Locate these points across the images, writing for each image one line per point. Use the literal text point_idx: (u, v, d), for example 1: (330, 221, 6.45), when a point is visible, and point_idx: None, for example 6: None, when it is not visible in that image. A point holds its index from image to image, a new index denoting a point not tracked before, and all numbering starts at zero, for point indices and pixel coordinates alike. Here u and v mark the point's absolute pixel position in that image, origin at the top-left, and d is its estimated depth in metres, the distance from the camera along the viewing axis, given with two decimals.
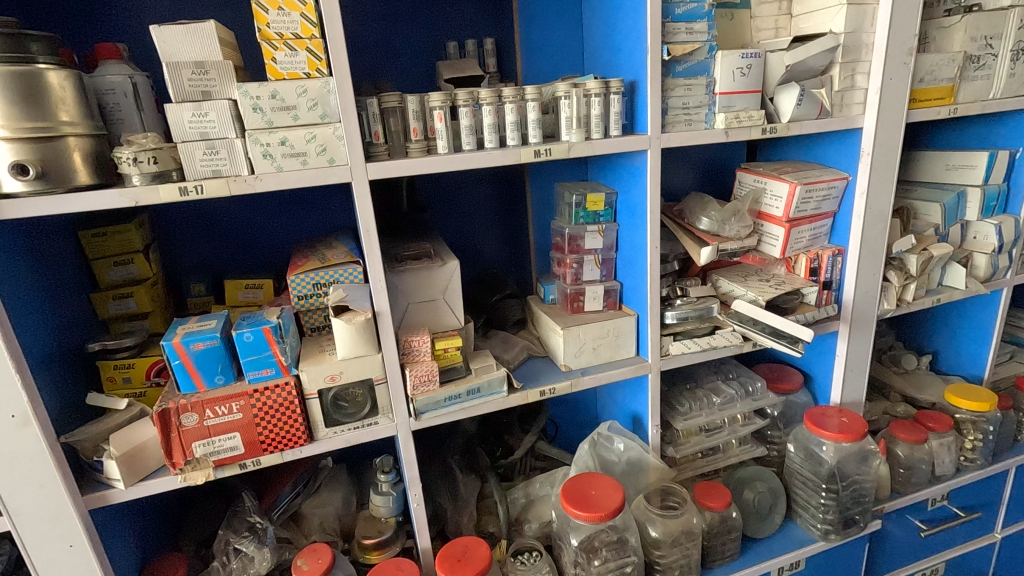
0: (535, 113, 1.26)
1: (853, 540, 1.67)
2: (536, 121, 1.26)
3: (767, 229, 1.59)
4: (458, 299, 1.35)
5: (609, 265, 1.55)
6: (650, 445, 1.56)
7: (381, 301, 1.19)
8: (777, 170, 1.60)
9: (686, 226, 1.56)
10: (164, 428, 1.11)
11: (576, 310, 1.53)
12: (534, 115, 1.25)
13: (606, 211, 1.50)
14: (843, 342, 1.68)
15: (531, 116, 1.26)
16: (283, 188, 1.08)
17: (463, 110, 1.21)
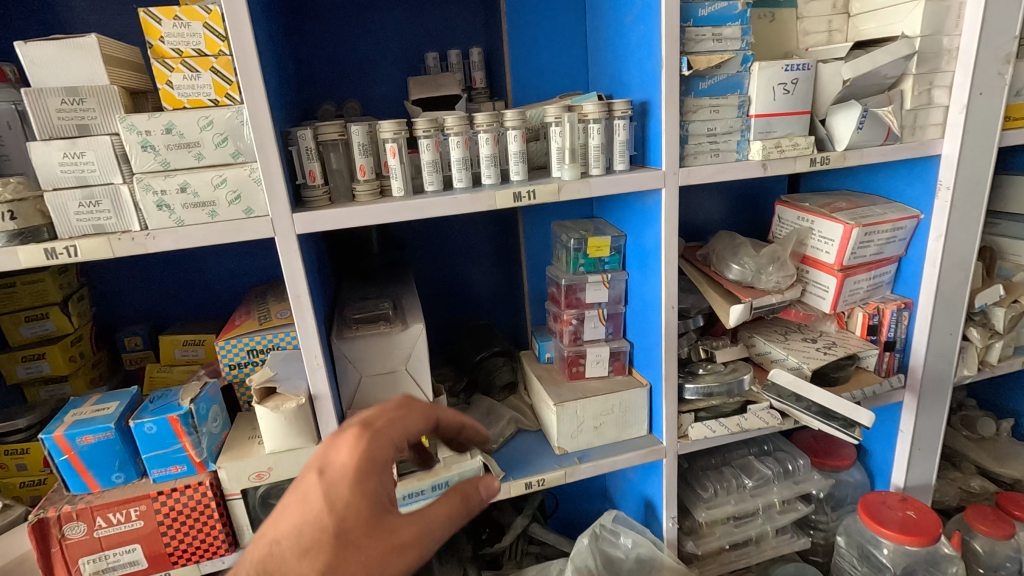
0: (518, 144, 1.00)
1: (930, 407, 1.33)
2: (519, 153, 1.00)
3: (815, 278, 1.29)
4: (425, 369, 1.10)
5: (616, 320, 1.28)
6: (664, 542, 1.28)
7: (319, 382, 0.95)
8: (828, 205, 1.29)
9: (713, 275, 1.27)
10: (41, 542, 0.90)
11: (575, 375, 1.27)
12: (516, 146, 1.00)
13: (612, 257, 1.23)
14: (909, 416, 1.36)
15: (513, 148, 1.00)
16: (185, 248, 0.85)
17: (425, 142, 0.95)
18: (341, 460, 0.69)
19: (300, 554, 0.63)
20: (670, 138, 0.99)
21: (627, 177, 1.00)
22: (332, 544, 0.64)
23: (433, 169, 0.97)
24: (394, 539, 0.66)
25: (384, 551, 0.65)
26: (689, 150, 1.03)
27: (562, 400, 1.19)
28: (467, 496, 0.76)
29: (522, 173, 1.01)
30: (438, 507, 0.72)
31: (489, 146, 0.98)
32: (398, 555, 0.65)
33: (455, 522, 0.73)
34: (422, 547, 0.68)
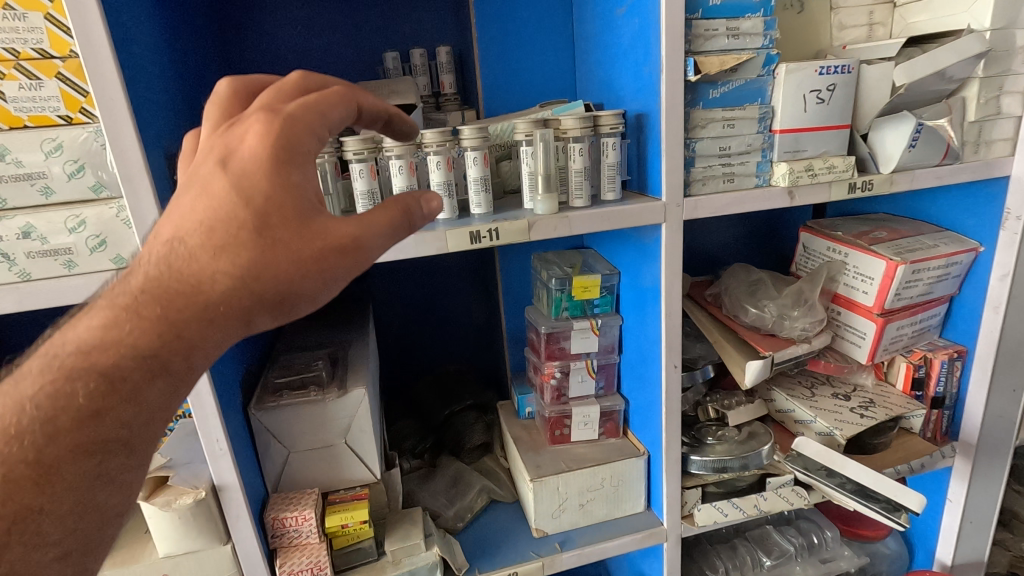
0: (479, 168, 0.79)
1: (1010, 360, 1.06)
2: (480, 180, 0.80)
3: (848, 321, 1.07)
4: (369, 441, 0.90)
5: (608, 372, 1.07)
6: None
7: (224, 471, 0.75)
8: (865, 234, 1.07)
9: (726, 318, 1.05)
10: None
11: (558, 440, 1.06)
12: (477, 171, 0.79)
13: (603, 299, 1.02)
14: (961, 485, 1.13)
15: (471, 173, 0.79)
16: (31, 309, 0.65)
17: (356, 168, 0.75)
18: (245, 148, 0.50)
19: (208, 272, 0.48)
20: (672, 161, 0.78)
21: (617, 210, 0.79)
22: (243, 250, 0.48)
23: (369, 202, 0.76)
24: (331, 253, 0.51)
25: (320, 282, 0.51)
26: (697, 175, 0.81)
27: (540, 474, 0.98)
28: (411, 229, 0.57)
29: (484, 206, 0.81)
30: (374, 215, 0.54)
31: (440, 172, 0.78)
32: (341, 257, 0.51)
33: (396, 234, 0.56)
34: (363, 246, 0.52)
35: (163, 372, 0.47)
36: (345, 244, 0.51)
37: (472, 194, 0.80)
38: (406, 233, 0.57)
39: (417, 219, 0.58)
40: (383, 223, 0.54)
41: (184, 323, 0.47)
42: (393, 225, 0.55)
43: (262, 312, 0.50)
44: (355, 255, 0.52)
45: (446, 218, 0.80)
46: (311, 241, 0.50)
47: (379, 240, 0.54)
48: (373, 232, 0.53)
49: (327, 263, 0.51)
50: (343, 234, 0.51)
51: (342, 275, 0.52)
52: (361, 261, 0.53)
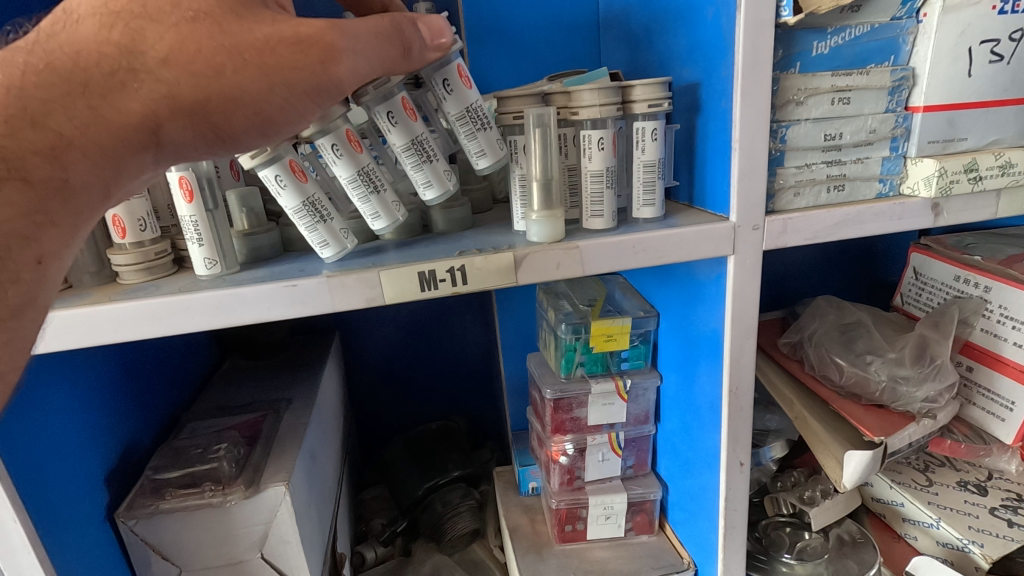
0: (459, 96, 0.49)
1: None
2: (467, 116, 0.49)
3: (986, 384, 0.75)
4: (297, 554, 0.62)
5: (641, 447, 0.78)
6: None
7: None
8: (1013, 259, 0.75)
9: (808, 379, 0.75)
10: None
11: (569, 538, 0.77)
12: (460, 104, 0.49)
13: (633, 350, 0.73)
14: None
15: (451, 116, 0.49)
16: None
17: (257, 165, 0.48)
18: None
19: (91, 46, 0.36)
20: (750, 159, 0.49)
21: (658, 237, 0.50)
22: (158, 23, 0.36)
23: (322, 222, 0.49)
24: (286, 52, 0.37)
25: (283, 97, 0.38)
26: (787, 180, 0.51)
27: None
28: (408, 46, 0.42)
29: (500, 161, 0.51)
30: (356, 20, 0.40)
31: (399, 129, 0.49)
32: (303, 57, 0.38)
33: (391, 46, 0.41)
34: (331, 46, 0.38)
35: (18, 177, 0.34)
36: (318, 35, 0.38)
37: (469, 144, 0.50)
38: (405, 63, 0.42)
39: (413, 38, 0.42)
40: (373, 21, 0.40)
41: (48, 111, 0.35)
42: (388, 29, 0.41)
43: (173, 122, 0.37)
44: (331, 53, 0.38)
45: (437, 195, 0.51)
46: (268, 30, 0.38)
47: (370, 41, 0.40)
48: (359, 26, 0.40)
49: (279, 58, 0.37)
50: (310, 27, 0.38)
51: (314, 90, 0.39)
52: (336, 55, 0.38)
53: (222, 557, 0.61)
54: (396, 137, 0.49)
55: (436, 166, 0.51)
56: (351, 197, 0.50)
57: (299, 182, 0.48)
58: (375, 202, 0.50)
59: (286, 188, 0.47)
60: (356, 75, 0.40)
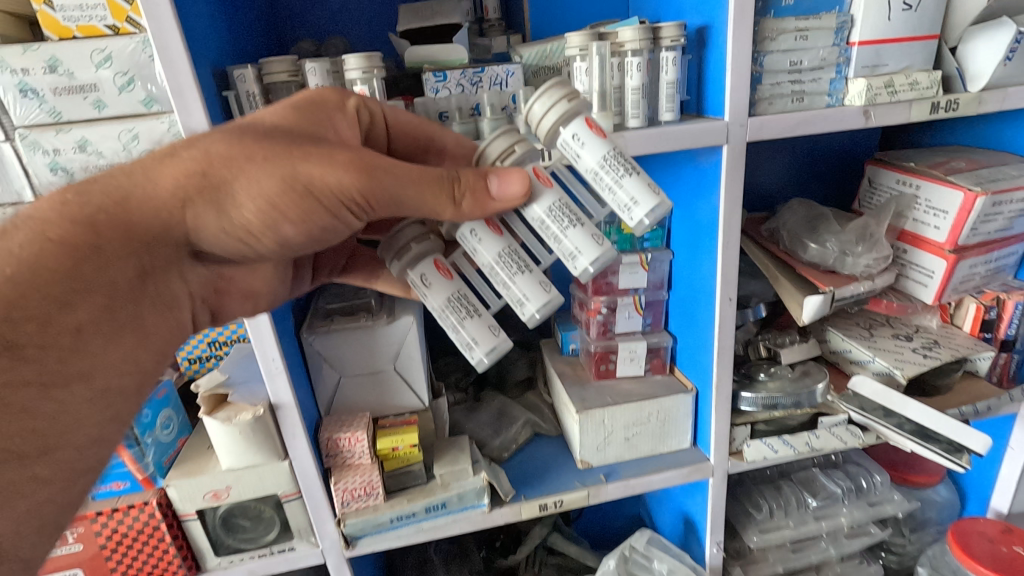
0: (594, 146, 0.58)
1: None
2: (605, 161, 0.58)
3: (913, 261, 1.02)
4: (418, 368, 0.91)
5: (656, 309, 1.04)
6: (706, 568, 1.09)
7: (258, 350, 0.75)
8: (938, 165, 1.00)
9: (783, 254, 1.01)
10: None
11: (603, 375, 1.05)
12: (597, 152, 0.58)
13: (653, 233, 0.99)
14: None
15: (589, 164, 0.58)
16: None
17: (428, 297, 0.63)
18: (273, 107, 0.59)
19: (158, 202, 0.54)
20: (738, 77, 0.73)
21: (677, 130, 0.74)
22: (221, 198, 0.54)
23: (463, 335, 0.62)
24: (339, 186, 0.54)
25: (318, 204, 0.55)
26: (763, 93, 0.76)
27: (585, 407, 0.98)
28: (457, 195, 0.55)
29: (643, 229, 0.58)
30: (421, 171, 0.55)
31: (540, 201, 0.58)
32: (359, 176, 0.53)
33: (440, 203, 0.55)
34: (375, 174, 0.54)
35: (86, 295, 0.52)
36: (375, 169, 0.54)
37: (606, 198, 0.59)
38: (455, 210, 0.56)
39: (464, 191, 0.55)
40: (434, 177, 0.55)
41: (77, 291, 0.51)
42: (446, 183, 0.55)
43: (199, 201, 0.54)
44: (381, 182, 0.54)
45: (592, 260, 0.58)
46: (354, 152, 0.54)
47: (422, 185, 0.54)
48: (416, 175, 0.54)
49: (325, 185, 0.53)
50: (376, 160, 0.54)
51: (365, 204, 0.55)
52: (389, 191, 0.54)
53: (370, 368, 0.89)
54: (536, 206, 0.58)
55: (585, 229, 0.58)
56: (504, 279, 0.60)
57: (432, 272, 0.63)
58: (521, 283, 0.59)
59: (437, 300, 0.63)
60: (405, 198, 0.54)
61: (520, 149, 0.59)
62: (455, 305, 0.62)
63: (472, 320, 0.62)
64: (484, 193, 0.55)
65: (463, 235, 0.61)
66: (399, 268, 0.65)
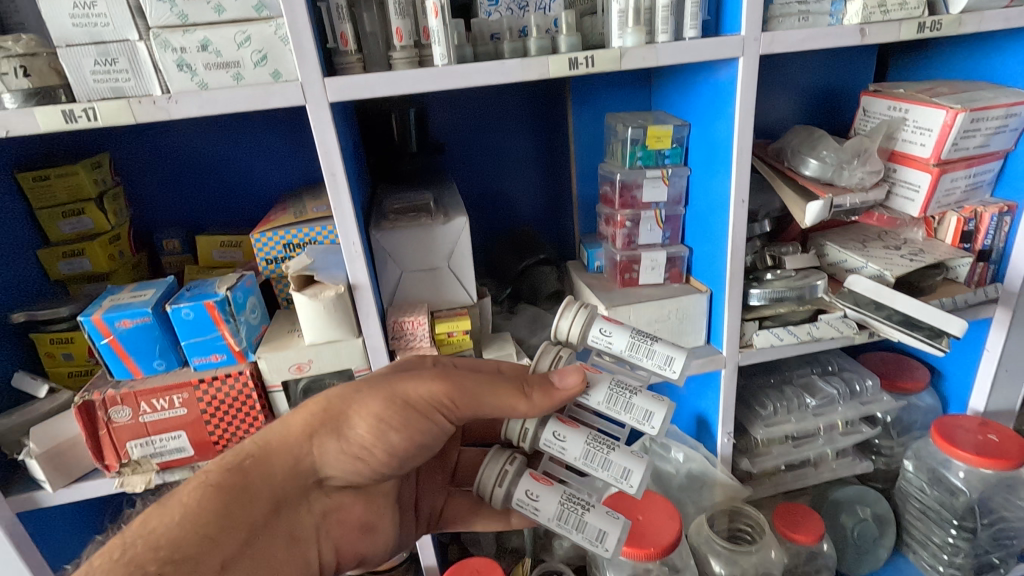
0: (619, 332, 0.83)
1: None
2: (632, 341, 0.82)
3: (904, 176, 1.14)
4: (469, 266, 1.03)
5: (675, 223, 1.17)
6: (718, 457, 1.23)
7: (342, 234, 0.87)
8: (926, 91, 1.13)
9: (787, 171, 1.14)
10: (90, 424, 0.90)
11: (627, 282, 1.17)
12: (623, 335, 0.82)
13: (673, 151, 1.11)
14: (1000, 335, 1.23)
15: (618, 346, 0.82)
16: (208, 116, 0.76)
17: (540, 507, 0.80)
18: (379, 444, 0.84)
19: (282, 470, 0.75)
20: None
21: (701, 43, 0.87)
22: (335, 461, 0.76)
23: (590, 534, 0.78)
24: (440, 405, 0.74)
25: (416, 410, 0.74)
26: (775, 13, 0.91)
27: (614, 305, 1.10)
28: (526, 389, 0.74)
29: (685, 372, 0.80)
30: (500, 386, 0.74)
31: (598, 388, 0.78)
32: (450, 410, 0.75)
33: (515, 404, 0.73)
34: (456, 391, 0.74)
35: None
36: (468, 397, 0.74)
37: (644, 364, 0.81)
38: (525, 402, 0.73)
39: (532, 386, 0.74)
40: (509, 387, 0.74)
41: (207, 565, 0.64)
42: (519, 386, 0.74)
43: (321, 433, 0.75)
44: (470, 401, 0.74)
45: (660, 406, 0.77)
46: (438, 370, 0.75)
47: (502, 404, 0.73)
48: (494, 396, 0.74)
49: (422, 405, 0.74)
50: (467, 381, 0.74)
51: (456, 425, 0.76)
52: (477, 400, 0.74)
53: (427, 264, 1.01)
54: (599, 392, 0.78)
55: (639, 395, 0.78)
56: (603, 476, 0.78)
57: (544, 492, 0.80)
58: (616, 477, 0.78)
59: (552, 510, 0.79)
60: (486, 412, 0.75)
61: (566, 354, 0.82)
62: (569, 508, 0.79)
63: (591, 516, 0.79)
64: (550, 388, 0.74)
65: (546, 447, 0.79)
66: (500, 469, 0.83)
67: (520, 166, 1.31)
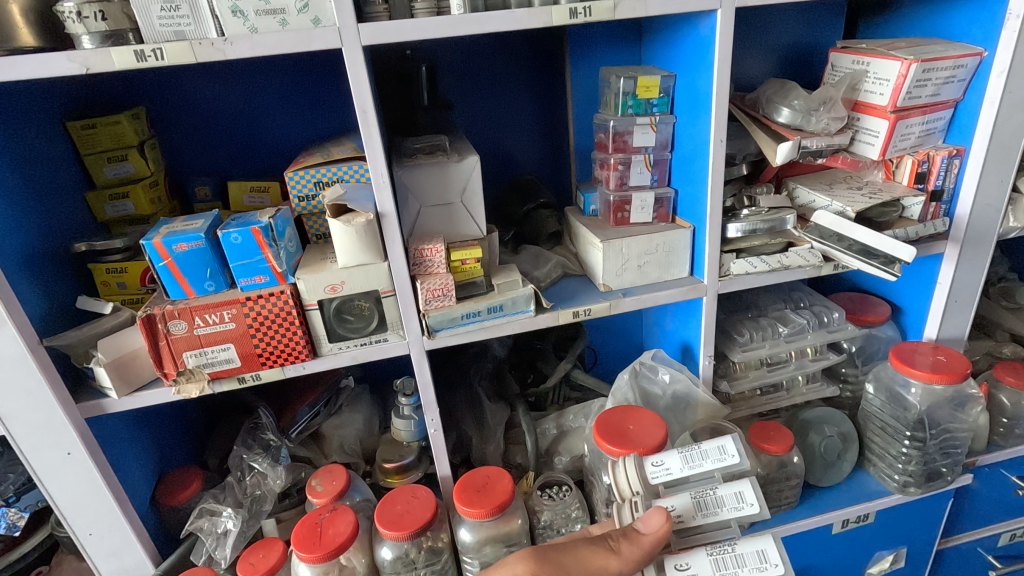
0: (667, 454, 1.10)
1: (1009, 165, 1.27)
2: (681, 450, 1.10)
3: (866, 123, 1.28)
4: (481, 202, 1.15)
5: (662, 167, 1.30)
6: (699, 379, 1.37)
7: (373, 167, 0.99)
8: (885, 46, 1.27)
9: (762, 119, 1.28)
10: (150, 336, 1.02)
11: (620, 221, 1.31)
12: (671, 452, 1.10)
13: (660, 101, 1.24)
14: (949, 267, 1.38)
15: (673, 456, 1.09)
16: (259, 56, 0.88)
17: None
18: None
19: None
20: None
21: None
22: None
23: (751, 561, 0.94)
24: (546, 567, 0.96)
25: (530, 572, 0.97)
26: None
27: (608, 239, 1.24)
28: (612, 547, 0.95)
29: (740, 451, 1.06)
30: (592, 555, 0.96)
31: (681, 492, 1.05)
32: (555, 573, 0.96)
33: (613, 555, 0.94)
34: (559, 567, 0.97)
35: None
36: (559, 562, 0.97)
37: (712, 466, 1.05)
38: (615, 558, 0.94)
39: (615, 542, 0.96)
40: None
41: None
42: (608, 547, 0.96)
43: None
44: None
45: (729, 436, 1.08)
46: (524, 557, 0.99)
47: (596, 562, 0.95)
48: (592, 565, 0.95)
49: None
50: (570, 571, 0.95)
51: None
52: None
53: (443, 200, 1.13)
54: (686, 497, 1.04)
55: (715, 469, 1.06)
56: (734, 512, 1.01)
57: (691, 557, 0.96)
58: (737, 505, 1.02)
59: (706, 565, 0.94)
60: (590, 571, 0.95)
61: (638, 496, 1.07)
62: (725, 561, 0.94)
63: (742, 554, 0.95)
64: (634, 537, 0.95)
65: (676, 569, 0.95)
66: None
67: (521, 119, 1.44)
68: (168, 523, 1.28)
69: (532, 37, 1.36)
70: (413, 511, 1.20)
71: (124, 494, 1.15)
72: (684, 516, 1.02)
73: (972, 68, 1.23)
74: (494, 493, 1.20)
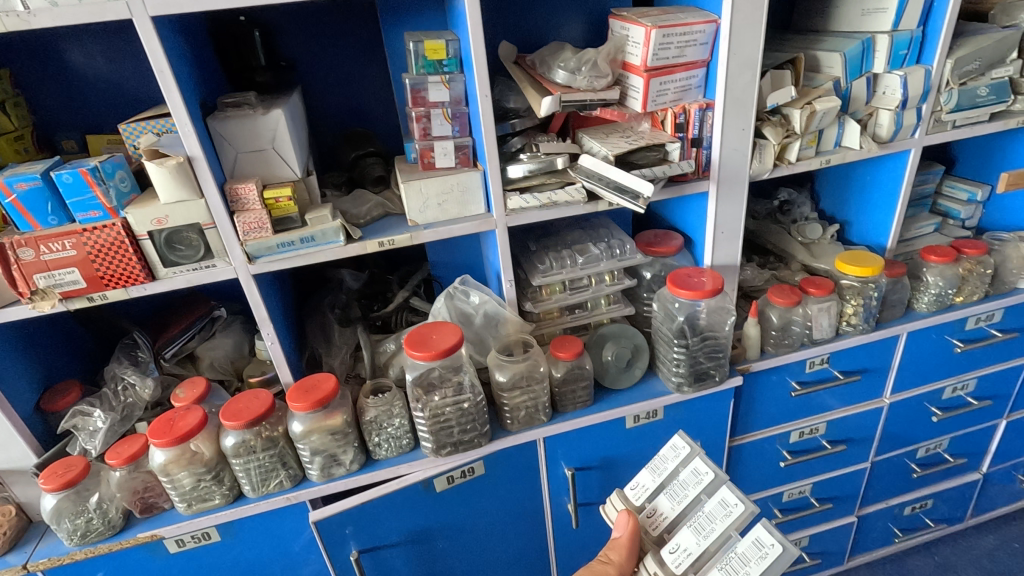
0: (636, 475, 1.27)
1: (747, 114, 1.53)
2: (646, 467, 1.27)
3: (631, 81, 1.53)
4: (290, 149, 1.38)
5: (462, 120, 1.52)
6: (504, 300, 1.65)
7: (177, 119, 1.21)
8: (643, 14, 1.50)
9: (540, 77, 1.51)
10: (3, 261, 1.25)
11: (428, 166, 1.54)
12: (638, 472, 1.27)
13: (450, 61, 1.46)
14: (712, 203, 1.65)
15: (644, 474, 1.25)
16: (62, 26, 1.08)
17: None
18: None
19: None
20: None
21: None
22: None
23: (718, 512, 1.06)
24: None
25: None
26: None
27: (408, 181, 1.47)
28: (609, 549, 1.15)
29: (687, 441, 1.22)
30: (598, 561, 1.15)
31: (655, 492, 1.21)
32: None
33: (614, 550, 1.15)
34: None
35: None
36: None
37: (672, 464, 1.22)
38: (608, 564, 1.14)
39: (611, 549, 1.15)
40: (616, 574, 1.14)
41: None
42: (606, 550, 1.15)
43: None
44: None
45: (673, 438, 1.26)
46: None
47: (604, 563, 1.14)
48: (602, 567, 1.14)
49: None
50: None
51: None
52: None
53: (256, 148, 1.36)
54: (663, 500, 1.19)
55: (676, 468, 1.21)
56: (698, 486, 1.14)
57: (677, 538, 1.09)
58: (696, 478, 1.15)
59: (689, 536, 1.07)
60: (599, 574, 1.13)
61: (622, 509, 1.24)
62: (700, 523, 1.07)
63: (711, 514, 1.07)
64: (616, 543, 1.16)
65: (672, 552, 1.08)
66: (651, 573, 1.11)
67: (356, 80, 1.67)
68: (52, 427, 1.52)
69: (357, 7, 1.58)
70: (251, 406, 1.46)
71: (4, 398, 1.39)
72: (664, 512, 1.18)
73: (711, 32, 1.47)
74: (318, 391, 1.46)
